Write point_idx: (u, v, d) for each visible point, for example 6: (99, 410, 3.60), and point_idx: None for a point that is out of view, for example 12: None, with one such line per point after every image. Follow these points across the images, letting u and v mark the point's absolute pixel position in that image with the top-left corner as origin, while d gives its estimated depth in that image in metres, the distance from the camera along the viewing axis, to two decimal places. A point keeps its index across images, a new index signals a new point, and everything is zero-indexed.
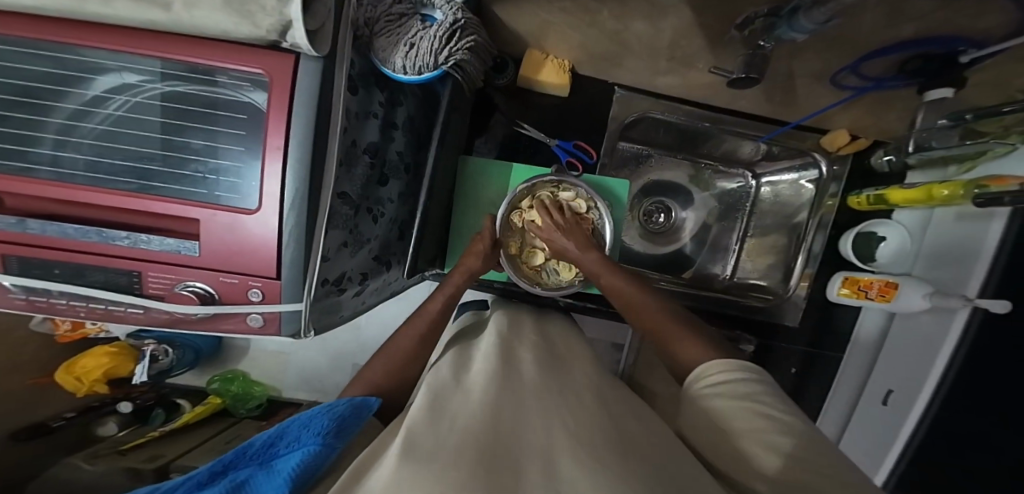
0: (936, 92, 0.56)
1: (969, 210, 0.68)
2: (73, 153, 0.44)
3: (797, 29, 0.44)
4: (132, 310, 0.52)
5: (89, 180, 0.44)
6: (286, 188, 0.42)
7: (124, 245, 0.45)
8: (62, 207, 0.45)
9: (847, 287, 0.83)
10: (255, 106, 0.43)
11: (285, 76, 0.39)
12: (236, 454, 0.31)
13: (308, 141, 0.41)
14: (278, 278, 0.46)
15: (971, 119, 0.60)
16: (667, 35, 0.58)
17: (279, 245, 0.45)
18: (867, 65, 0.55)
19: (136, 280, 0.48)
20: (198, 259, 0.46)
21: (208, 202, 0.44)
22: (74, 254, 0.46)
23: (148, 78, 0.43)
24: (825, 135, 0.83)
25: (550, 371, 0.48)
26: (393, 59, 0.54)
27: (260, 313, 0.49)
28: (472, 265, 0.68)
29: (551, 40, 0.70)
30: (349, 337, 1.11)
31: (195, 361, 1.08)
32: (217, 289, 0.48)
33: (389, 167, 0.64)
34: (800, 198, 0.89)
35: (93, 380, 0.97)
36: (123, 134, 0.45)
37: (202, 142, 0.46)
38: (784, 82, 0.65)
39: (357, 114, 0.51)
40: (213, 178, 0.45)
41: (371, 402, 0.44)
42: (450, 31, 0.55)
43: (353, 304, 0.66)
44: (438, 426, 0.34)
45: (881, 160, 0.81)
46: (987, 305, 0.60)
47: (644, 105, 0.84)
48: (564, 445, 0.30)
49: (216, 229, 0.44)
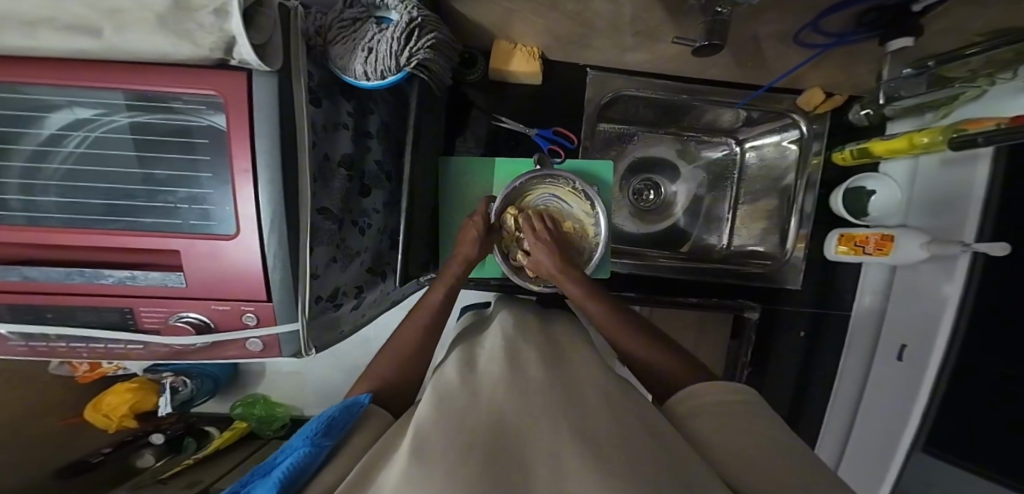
0: (896, 44, 0.52)
1: (951, 155, 0.68)
2: (45, 196, 0.45)
3: None
4: (132, 344, 0.53)
5: (67, 222, 0.45)
6: (261, 209, 0.42)
7: (111, 283, 0.46)
8: (43, 251, 0.46)
9: (844, 244, 0.81)
10: (217, 129, 0.43)
11: (239, 94, 0.39)
12: (254, 474, 0.31)
13: (276, 161, 0.41)
14: (269, 301, 0.47)
15: (934, 64, 0.62)
16: (627, 10, 0.57)
17: (265, 267, 0.45)
18: (828, 21, 0.54)
19: (130, 316, 0.49)
20: (185, 289, 0.47)
21: (185, 232, 0.45)
22: (64, 296, 0.47)
23: (104, 112, 0.43)
24: (801, 94, 0.82)
25: (551, 369, 0.48)
26: (352, 67, 0.54)
27: (258, 338, 0.50)
28: (468, 253, 0.67)
29: (515, 28, 0.69)
30: (359, 350, 1.13)
31: (215, 388, 1.11)
32: (212, 318, 0.49)
33: (369, 177, 0.64)
34: (785, 159, 0.88)
35: (120, 416, 0.99)
36: (91, 171, 0.46)
37: (169, 172, 0.46)
38: (751, 46, 0.64)
39: (325, 127, 0.52)
40: (187, 207, 0.46)
41: (364, 398, 0.45)
42: (408, 30, 0.54)
43: (353, 318, 0.66)
44: (446, 425, 0.34)
45: (859, 114, 0.79)
46: (985, 249, 0.58)
47: (618, 84, 0.82)
48: (571, 443, 0.31)
49: (198, 259, 0.45)
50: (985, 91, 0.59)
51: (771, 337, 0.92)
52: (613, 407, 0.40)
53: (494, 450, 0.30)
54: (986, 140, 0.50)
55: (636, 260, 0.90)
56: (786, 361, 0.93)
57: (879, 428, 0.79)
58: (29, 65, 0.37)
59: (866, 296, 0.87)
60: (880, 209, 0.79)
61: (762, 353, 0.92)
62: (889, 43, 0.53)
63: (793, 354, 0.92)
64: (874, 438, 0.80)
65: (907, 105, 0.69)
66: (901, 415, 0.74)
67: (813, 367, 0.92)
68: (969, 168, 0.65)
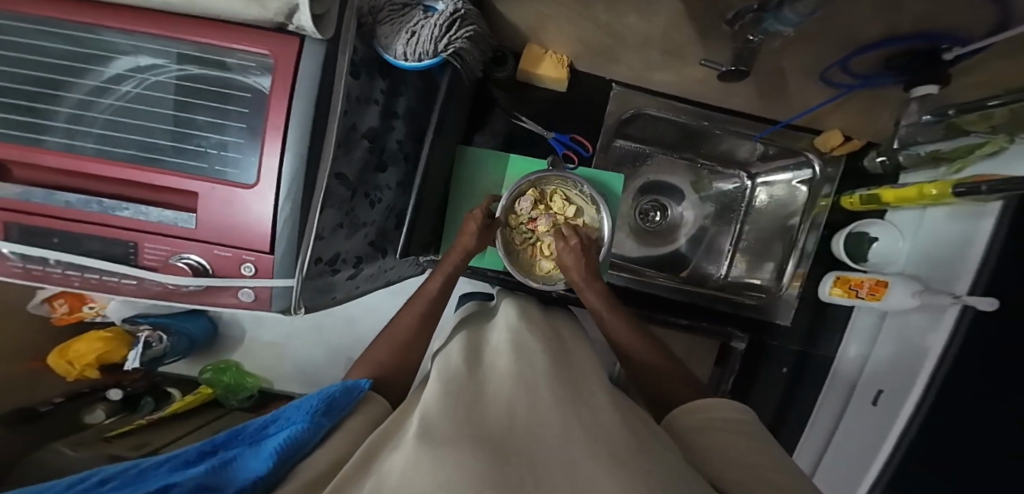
0: (921, 89, 0.56)
1: (960, 209, 0.66)
2: (87, 127, 0.46)
3: (782, 22, 0.45)
4: (127, 280, 0.53)
5: (99, 154, 0.44)
6: (285, 166, 0.43)
7: (124, 216, 0.46)
8: (70, 178, 0.47)
9: (838, 287, 0.83)
10: (259, 91, 0.44)
11: (290, 57, 0.41)
12: (229, 436, 0.33)
13: (310, 121, 0.42)
14: (272, 253, 0.47)
15: (954, 112, 0.62)
16: (659, 28, 0.60)
17: (274, 222, 0.45)
18: (857, 60, 0.56)
19: (132, 250, 0.48)
20: (195, 231, 0.46)
21: (208, 176, 0.45)
22: (74, 223, 0.46)
23: (167, 60, 0.46)
24: (819, 135, 0.81)
25: (558, 365, 0.48)
26: (394, 46, 0.55)
27: (251, 288, 0.49)
28: (467, 244, 0.67)
29: (549, 32, 0.71)
30: (344, 331, 1.13)
31: (190, 347, 1.09)
32: (211, 262, 0.48)
33: (389, 155, 0.64)
34: (793, 201, 0.89)
35: (84, 365, 0.97)
36: (138, 111, 0.47)
37: (207, 118, 0.47)
38: (776, 77, 0.66)
39: (357, 99, 0.51)
40: (215, 153, 0.46)
41: (365, 383, 0.44)
42: (450, 19, 0.57)
43: (347, 287, 0.66)
44: (454, 414, 0.34)
45: (875, 161, 0.81)
46: (974, 302, 0.58)
47: (640, 101, 0.83)
48: (580, 442, 0.31)
49: (214, 204, 0.45)
50: (1005, 148, 0.58)
51: (755, 374, 0.93)
52: (619, 409, 0.40)
53: (505, 442, 0.30)
54: (989, 190, 0.52)
55: (634, 276, 0.91)
56: (765, 399, 0.93)
57: (845, 467, 0.80)
58: (115, 13, 0.41)
59: (853, 346, 0.87)
60: (886, 256, 0.81)
61: (743, 388, 0.93)
62: (916, 87, 0.57)
63: (773, 393, 0.93)
64: (840, 480, 0.81)
65: (924, 152, 0.71)
66: (868, 459, 0.75)
67: (791, 409, 0.93)
68: (971, 222, 0.64)
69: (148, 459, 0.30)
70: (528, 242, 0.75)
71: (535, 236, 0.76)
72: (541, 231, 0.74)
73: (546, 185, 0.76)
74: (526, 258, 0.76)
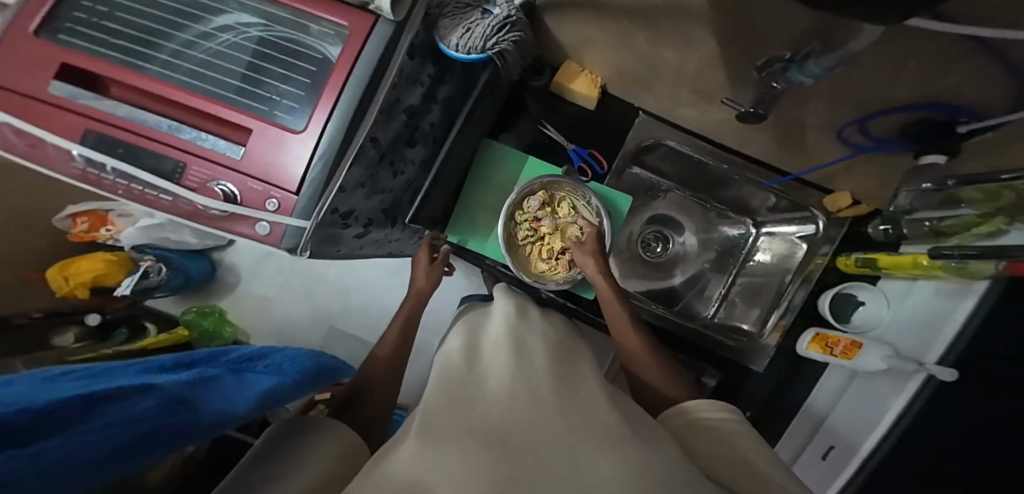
0: (928, 157, 0.61)
1: (944, 285, 0.70)
2: (183, 61, 0.50)
3: (806, 73, 0.48)
4: (167, 195, 0.52)
5: (187, 85, 0.49)
6: (331, 120, 0.48)
7: (185, 139, 0.49)
8: (154, 102, 0.51)
9: (815, 343, 0.83)
10: (327, 61, 0.49)
11: (362, 28, 0.48)
12: (210, 354, 0.46)
13: (366, 81, 0.48)
14: (297, 194, 0.49)
15: (954, 182, 0.66)
16: (693, 64, 0.63)
17: (306, 165, 0.48)
18: (875, 121, 0.60)
19: (180, 169, 0.49)
20: (237, 161, 0.49)
21: (265, 118, 0.48)
22: (138, 138, 0.49)
23: (270, 22, 0.51)
24: (828, 195, 0.84)
25: (558, 361, 0.49)
26: (449, 37, 0.59)
27: (268, 222, 0.50)
28: (421, 287, 0.72)
29: (589, 51, 0.74)
30: (334, 297, 1.15)
31: (182, 286, 1.10)
32: (242, 192, 0.50)
33: (420, 134, 0.66)
34: (795, 260, 0.89)
35: (79, 283, 0.92)
36: (228, 56, 0.51)
37: (282, 72, 0.50)
38: (796, 128, 0.69)
39: (408, 77, 0.55)
40: (277, 99, 0.50)
41: (345, 372, 0.72)
42: (503, 23, 0.62)
43: (351, 246, 0.67)
44: (458, 414, 0.36)
45: (878, 229, 0.83)
46: (937, 371, 0.65)
47: (660, 132, 0.87)
48: (583, 441, 0.34)
49: (262, 140, 0.48)
50: (1003, 230, 0.61)
51: None
52: (616, 406, 0.42)
53: (491, 441, 0.34)
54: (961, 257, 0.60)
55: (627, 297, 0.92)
56: None
57: None
58: None
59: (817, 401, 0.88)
60: (867, 320, 0.82)
61: None
62: (923, 156, 0.62)
63: None
64: None
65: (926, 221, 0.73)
66: None
67: None
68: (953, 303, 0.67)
69: (129, 361, 0.39)
70: (530, 238, 0.77)
71: (538, 234, 0.77)
72: (545, 230, 0.76)
73: (554, 188, 0.78)
74: (527, 253, 0.78)
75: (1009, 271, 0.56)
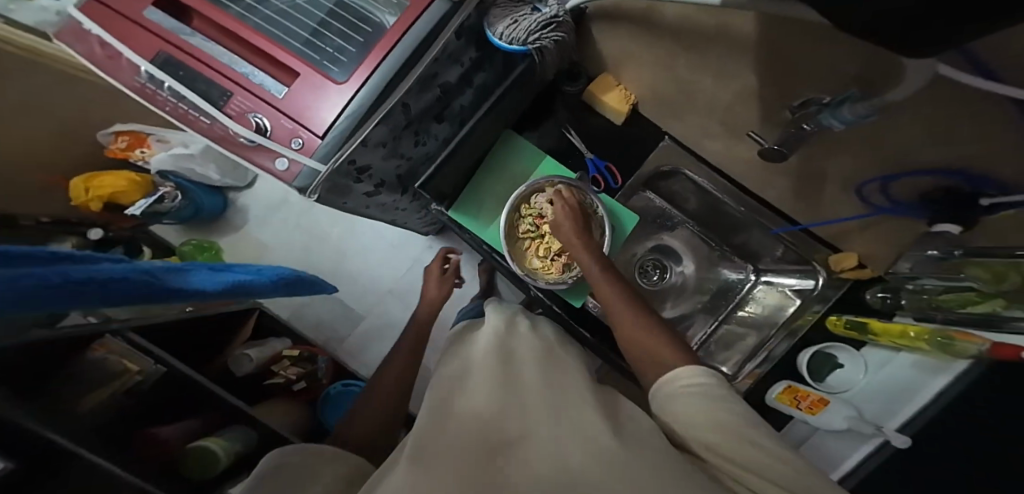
0: (944, 226, 0.54)
1: (925, 360, 0.66)
2: (264, 8, 0.55)
3: (838, 118, 0.47)
4: (207, 118, 0.55)
5: (259, 28, 0.54)
6: (374, 77, 0.50)
7: (240, 72, 0.54)
8: (228, 38, 0.56)
9: (784, 393, 0.82)
10: (382, 27, 0.52)
11: (422, 4, 0.51)
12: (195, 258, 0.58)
13: (415, 46, 0.51)
14: (322, 138, 0.51)
15: (956, 254, 0.61)
16: (727, 97, 0.63)
17: (338, 113, 0.51)
18: (899, 181, 0.57)
19: (224, 97, 0.53)
20: (278, 99, 0.53)
21: (315, 65, 0.52)
22: (204, 64, 0.54)
23: None
24: (835, 253, 0.77)
25: (546, 370, 0.48)
26: (496, 26, 0.61)
27: (287, 158, 0.52)
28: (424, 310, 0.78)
29: (627, 68, 0.75)
30: (330, 259, 1.14)
31: (190, 217, 1.10)
32: (272, 127, 0.52)
33: (450, 112, 0.67)
34: (784, 314, 0.88)
35: (98, 196, 0.96)
36: (303, 10, 0.55)
37: (343, 29, 0.54)
38: (815, 182, 0.68)
39: (448, 56, 0.55)
40: (331, 52, 0.53)
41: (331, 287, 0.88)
42: (548, 21, 0.62)
43: (359, 202, 0.67)
44: (446, 438, 0.37)
45: (876, 296, 0.77)
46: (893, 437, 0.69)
47: (681, 161, 0.84)
48: (574, 458, 0.33)
49: (306, 84, 0.52)
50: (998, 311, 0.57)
51: None
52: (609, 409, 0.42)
53: (483, 456, 0.33)
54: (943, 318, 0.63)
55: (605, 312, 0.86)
56: None
57: None
58: None
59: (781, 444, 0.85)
60: (844, 382, 0.80)
61: None
62: (939, 224, 0.55)
63: None
64: None
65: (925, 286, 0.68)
66: None
67: None
68: (929, 379, 0.65)
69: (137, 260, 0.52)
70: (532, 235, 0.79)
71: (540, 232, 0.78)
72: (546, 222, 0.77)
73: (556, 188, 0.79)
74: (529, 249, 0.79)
75: (990, 352, 0.53)
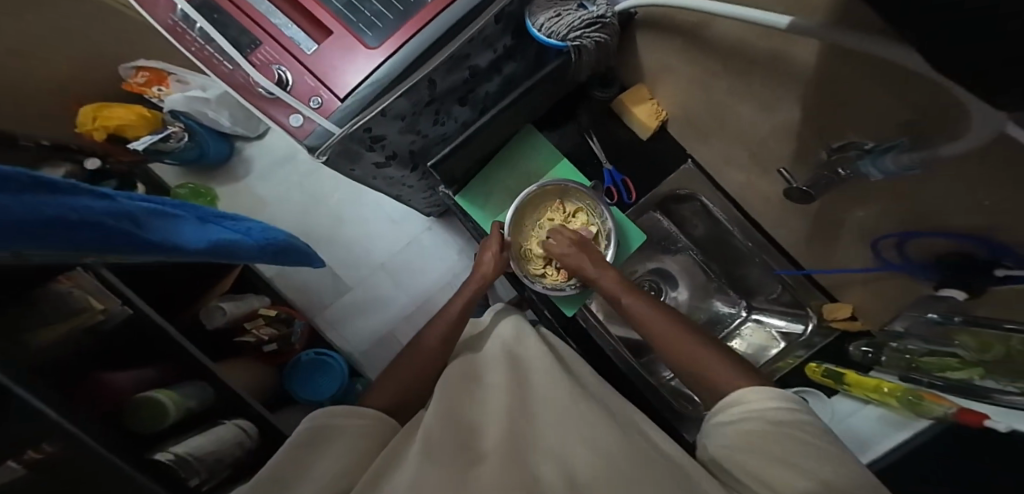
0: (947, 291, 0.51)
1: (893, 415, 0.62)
2: None
3: (879, 167, 0.45)
4: (228, 64, 0.52)
5: None
6: (406, 45, 0.49)
7: (274, 23, 0.51)
8: None
9: None
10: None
11: None
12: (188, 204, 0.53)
13: (453, 23, 0.50)
14: (341, 101, 0.50)
15: (958, 319, 0.56)
16: (765, 128, 0.63)
17: (365, 78, 0.49)
18: (915, 240, 0.54)
19: (253, 46, 0.51)
20: (306, 56, 0.50)
21: (351, 29, 0.49)
22: (237, 9, 0.51)
23: None
24: (830, 301, 0.79)
25: (560, 377, 0.54)
26: (537, 16, 0.60)
27: (303, 115, 0.51)
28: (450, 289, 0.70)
29: (666, 82, 0.75)
30: (325, 224, 1.10)
31: (192, 161, 1.05)
32: (294, 83, 0.50)
33: (474, 97, 0.65)
34: (767, 355, 0.89)
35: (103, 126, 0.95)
36: None
37: None
38: (830, 232, 0.68)
39: (484, 39, 0.53)
40: (369, 15, 0.50)
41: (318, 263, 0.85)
42: (592, 20, 0.62)
43: (367, 172, 0.63)
44: (459, 447, 0.43)
45: (859, 350, 0.78)
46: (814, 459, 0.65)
47: (700, 187, 0.84)
48: (579, 470, 0.40)
49: (339, 46, 0.49)
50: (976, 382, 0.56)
51: None
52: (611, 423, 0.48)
53: (498, 462, 0.40)
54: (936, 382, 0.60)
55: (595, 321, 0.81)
56: None
57: None
58: None
59: None
60: None
61: None
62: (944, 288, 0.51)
63: None
64: None
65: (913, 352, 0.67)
66: None
67: None
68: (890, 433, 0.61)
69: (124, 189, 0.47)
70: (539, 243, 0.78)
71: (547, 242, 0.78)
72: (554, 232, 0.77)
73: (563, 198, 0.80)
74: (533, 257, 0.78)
75: (954, 416, 0.50)
